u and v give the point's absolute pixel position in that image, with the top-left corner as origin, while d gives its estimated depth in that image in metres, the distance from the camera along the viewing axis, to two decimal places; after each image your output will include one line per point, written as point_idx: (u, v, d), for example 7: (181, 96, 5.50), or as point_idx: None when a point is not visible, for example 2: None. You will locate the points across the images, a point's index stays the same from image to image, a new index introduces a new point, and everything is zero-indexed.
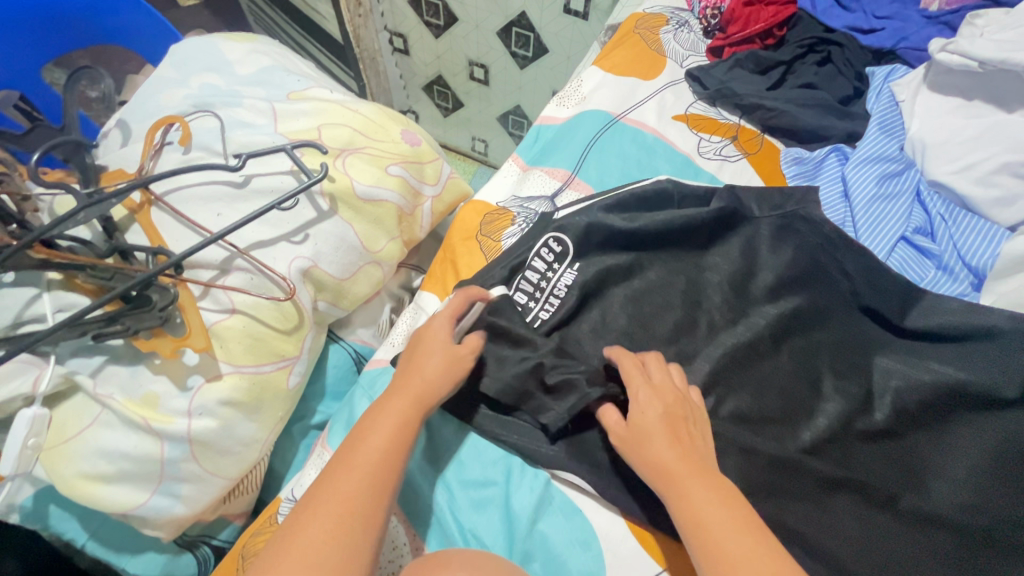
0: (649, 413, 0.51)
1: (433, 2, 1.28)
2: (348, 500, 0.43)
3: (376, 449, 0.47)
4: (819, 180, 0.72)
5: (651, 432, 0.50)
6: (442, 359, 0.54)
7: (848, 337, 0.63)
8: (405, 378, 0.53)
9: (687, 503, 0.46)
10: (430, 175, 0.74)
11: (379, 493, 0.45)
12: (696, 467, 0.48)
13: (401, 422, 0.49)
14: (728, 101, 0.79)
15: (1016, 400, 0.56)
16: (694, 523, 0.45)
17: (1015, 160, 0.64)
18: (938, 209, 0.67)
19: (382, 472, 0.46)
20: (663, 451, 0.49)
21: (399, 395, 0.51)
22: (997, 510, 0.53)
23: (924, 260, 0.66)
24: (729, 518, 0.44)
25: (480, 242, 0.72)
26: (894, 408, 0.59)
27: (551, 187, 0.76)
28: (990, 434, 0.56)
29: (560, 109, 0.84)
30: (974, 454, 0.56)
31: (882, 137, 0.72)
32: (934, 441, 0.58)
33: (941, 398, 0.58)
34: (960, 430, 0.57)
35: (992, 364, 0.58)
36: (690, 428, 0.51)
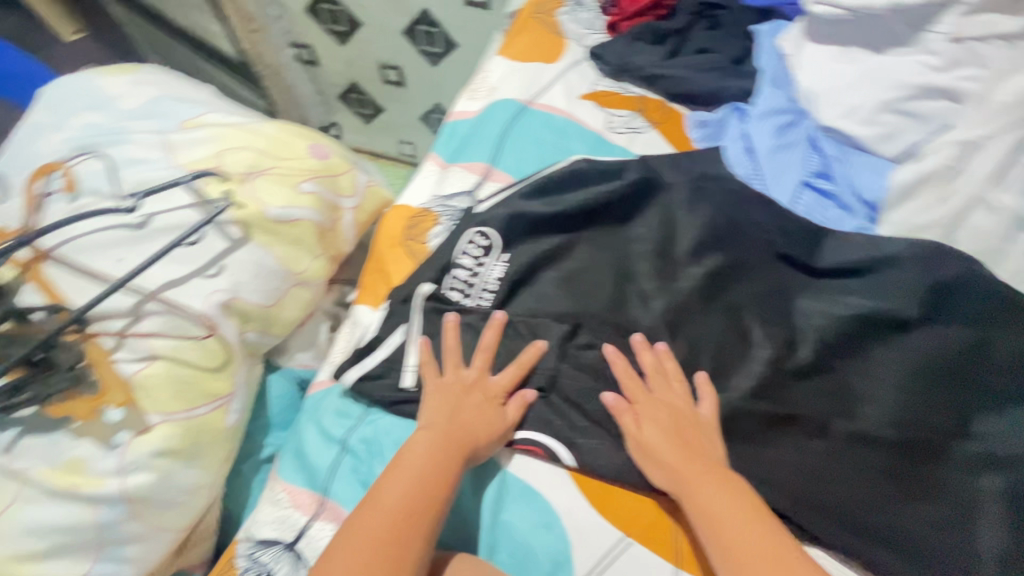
0: (657, 418, 0.57)
1: (333, 9, 1.26)
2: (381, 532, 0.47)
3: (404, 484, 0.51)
4: (723, 139, 0.75)
5: (657, 445, 0.55)
6: (485, 401, 0.58)
7: (771, 281, 0.67)
8: (437, 429, 0.55)
9: (698, 502, 0.51)
10: (346, 186, 0.73)
11: (412, 524, 0.48)
12: (706, 466, 0.53)
13: (435, 476, 0.52)
14: (631, 73, 0.80)
15: (919, 319, 0.61)
16: (703, 516, 0.51)
17: (892, 98, 0.68)
18: (832, 152, 0.72)
19: (415, 503, 0.50)
20: (674, 458, 0.54)
21: (432, 448, 0.53)
22: (915, 421, 0.59)
23: (825, 201, 0.70)
24: (740, 513, 0.50)
25: (408, 247, 0.72)
26: (816, 343, 0.63)
27: (470, 181, 0.75)
28: (904, 352, 0.61)
29: (471, 103, 0.84)
30: (894, 374, 0.61)
31: (774, 91, 0.75)
32: (858, 368, 0.62)
33: (857, 326, 0.62)
34: (877, 353, 0.62)
35: (893, 290, 0.62)
36: (699, 430, 0.57)
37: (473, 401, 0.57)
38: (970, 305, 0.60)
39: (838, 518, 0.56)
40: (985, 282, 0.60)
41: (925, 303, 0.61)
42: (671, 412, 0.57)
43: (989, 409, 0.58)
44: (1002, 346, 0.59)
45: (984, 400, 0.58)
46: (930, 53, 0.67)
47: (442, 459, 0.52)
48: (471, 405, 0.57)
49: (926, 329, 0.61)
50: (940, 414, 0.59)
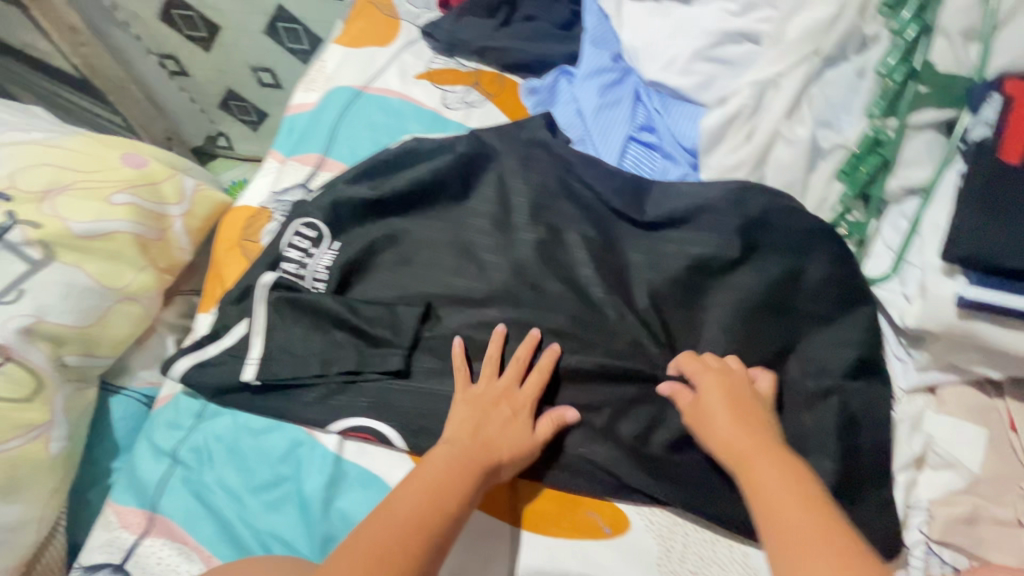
0: (714, 387, 0.55)
1: (187, 15, 1.21)
2: (388, 534, 0.45)
3: (420, 489, 0.49)
4: (554, 105, 0.76)
5: (713, 411, 0.54)
6: (511, 417, 0.56)
7: (601, 235, 0.67)
8: (462, 444, 0.53)
9: (750, 472, 0.49)
10: (170, 193, 0.70)
11: (426, 533, 0.46)
12: (765, 439, 0.51)
13: (453, 489, 0.50)
14: (462, 49, 0.80)
15: (740, 259, 0.63)
16: (751, 485, 0.48)
17: (701, 46, 0.70)
18: (654, 104, 0.73)
19: (429, 512, 0.47)
20: (727, 429, 0.52)
21: (455, 461, 0.52)
22: (739, 359, 0.62)
23: (652, 154, 0.72)
24: (794, 489, 0.46)
25: (242, 248, 0.70)
26: (648, 297, 0.64)
27: (303, 173, 0.73)
28: (732, 294, 0.63)
29: (308, 94, 0.82)
30: (719, 317, 0.63)
31: (595, 51, 0.76)
32: (691, 316, 0.64)
33: (686, 275, 0.64)
34: (708, 298, 0.64)
35: (712, 233, 0.64)
36: (755, 405, 0.55)
37: (500, 418, 0.56)
38: (782, 238, 0.63)
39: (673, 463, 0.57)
40: (791, 215, 0.63)
41: (741, 242, 0.63)
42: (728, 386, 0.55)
43: (806, 337, 0.62)
44: (814, 275, 0.62)
45: (800, 330, 0.62)
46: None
47: (458, 474, 0.51)
48: (498, 420, 0.55)
49: (745, 268, 0.63)
50: (757, 346, 0.62)
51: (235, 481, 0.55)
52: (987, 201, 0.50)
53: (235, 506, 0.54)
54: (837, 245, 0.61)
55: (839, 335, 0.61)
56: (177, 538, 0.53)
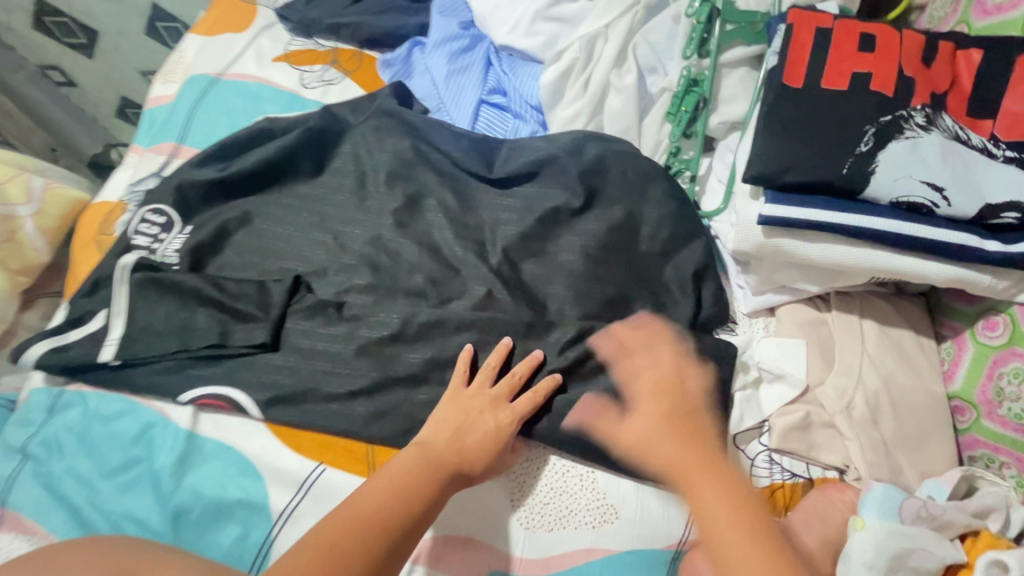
0: (636, 412, 0.52)
1: (60, 20, 1.18)
2: (358, 525, 0.44)
3: (391, 488, 0.48)
4: (410, 77, 0.77)
5: (656, 424, 0.50)
6: (491, 417, 0.54)
7: (456, 189, 0.68)
8: (434, 445, 0.52)
9: (695, 494, 0.45)
10: (16, 194, 0.69)
11: (388, 533, 0.45)
12: (707, 456, 0.48)
13: (422, 490, 0.49)
14: (317, 28, 0.80)
15: (585, 206, 0.65)
16: (699, 508, 0.45)
17: (540, 7, 0.72)
18: (503, 67, 0.75)
19: (395, 512, 0.46)
20: (671, 444, 0.49)
21: (424, 462, 0.50)
22: (592, 300, 0.62)
23: (504, 115, 0.73)
24: (741, 518, 0.43)
25: (97, 242, 0.69)
26: (502, 248, 0.64)
27: (159, 162, 0.73)
28: (581, 240, 0.64)
29: (167, 86, 0.82)
30: (568, 262, 0.63)
31: (440, 20, 0.77)
32: (546, 266, 0.64)
33: (538, 224, 0.65)
34: (560, 246, 0.64)
35: (557, 184, 0.66)
36: (703, 426, 0.51)
37: (484, 423, 0.54)
38: (619, 181, 0.65)
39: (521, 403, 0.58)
40: (629, 156, 0.65)
41: (581, 189, 0.65)
42: (654, 401, 0.53)
43: (655, 274, 0.64)
44: (652, 215, 0.64)
45: (648, 267, 0.64)
46: None
47: (428, 473, 0.50)
48: (479, 425, 0.54)
49: (589, 214, 0.65)
50: (606, 286, 0.62)
51: (84, 469, 0.55)
52: (774, 125, 0.53)
53: (85, 493, 0.54)
54: (671, 183, 0.64)
55: (681, 269, 0.63)
56: (26, 531, 0.53)
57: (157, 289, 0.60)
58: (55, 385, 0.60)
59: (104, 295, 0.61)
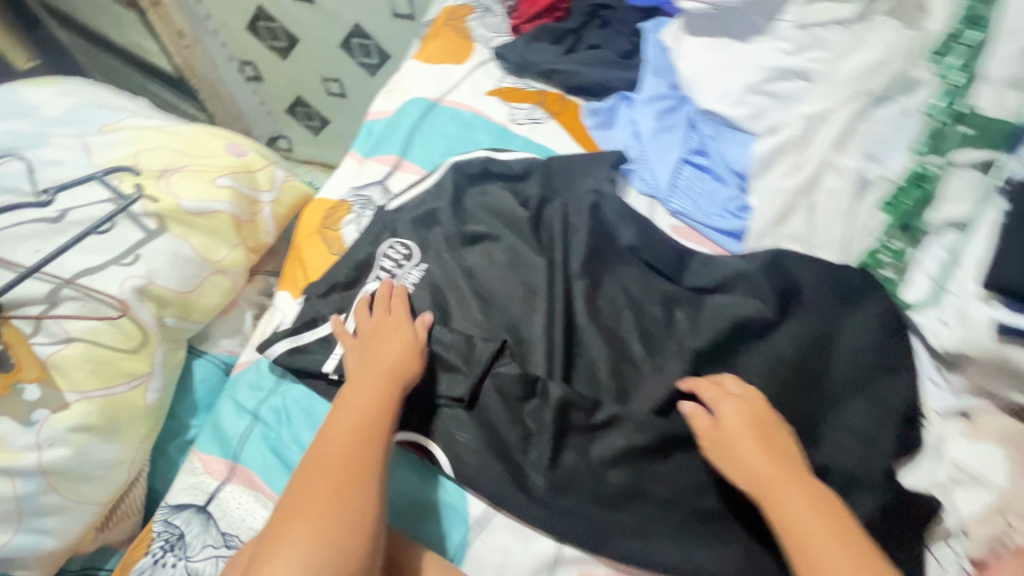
0: (733, 423, 0.56)
1: (270, 26, 1.32)
2: (335, 462, 0.51)
3: (353, 412, 0.55)
4: (614, 127, 0.82)
5: (737, 440, 0.56)
6: (399, 347, 0.61)
7: (646, 283, 0.70)
8: (362, 375, 0.59)
9: (781, 507, 0.51)
10: (263, 181, 0.78)
11: (362, 457, 0.51)
12: (793, 475, 0.52)
13: (377, 420, 0.55)
14: (530, 71, 0.87)
15: (777, 320, 0.66)
16: (786, 524, 0.50)
17: (754, 81, 0.75)
18: (708, 131, 0.79)
19: (360, 438, 0.53)
20: (755, 459, 0.54)
21: (374, 395, 0.56)
22: (776, 421, 0.62)
23: (703, 176, 0.77)
24: (826, 523, 0.49)
25: (323, 235, 0.77)
26: (689, 355, 0.65)
27: (381, 172, 0.81)
28: (769, 357, 0.65)
29: (386, 103, 0.90)
30: (754, 380, 0.64)
31: (655, 81, 0.83)
32: (734, 380, 0.65)
33: (727, 337, 0.66)
34: (744, 357, 0.66)
35: (754, 296, 0.67)
36: (778, 428, 0.57)
37: (397, 351, 0.61)
38: (819, 295, 0.66)
39: (709, 520, 0.57)
40: (824, 266, 0.67)
41: (776, 299, 0.66)
42: (749, 411, 0.57)
43: (845, 403, 0.62)
44: (849, 342, 0.63)
45: (837, 399, 0.62)
46: (782, 38, 0.74)
47: (385, 403, 0.56)
48: (386, 336, 0.62)
49: (779, 333, 0.65)
50: (792, 410, 0.62)
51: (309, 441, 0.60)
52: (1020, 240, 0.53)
53: None
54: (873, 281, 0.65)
55: (879, 402, 0.60)
56: (254, 487, 0.59)
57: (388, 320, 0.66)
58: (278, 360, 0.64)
59: (343, 296, 0.69)
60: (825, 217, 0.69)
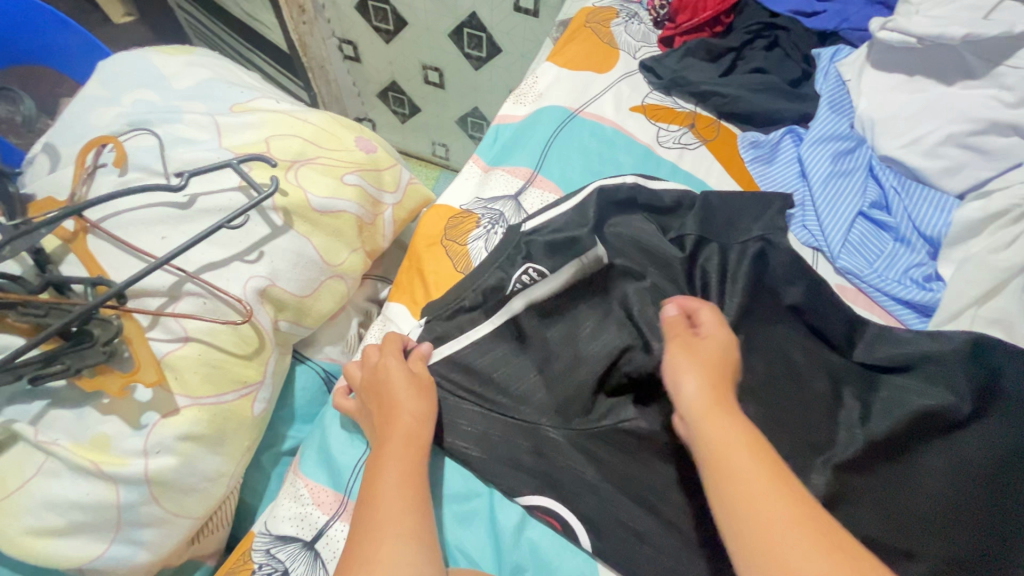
0: (706, 347, 0.49)
1: (381, 7, 1.25)
2: (392, 512, 0.44)
3: (396, 461, 0.48)
4: (776, 164, 0.73)
5: (686, 375, 0.47)
6: (413, 389, 0.54)
7: (808, 350, 0.62)
8: (389, 424, 0.51)
9: (714, 447, 0.41)
10: (389, 182, 0.72)
11: (417, 509, 0.45)
12: (733, 418, 0.43)
13: (412, 466, 0.48)
14: (683, 90, 0.79)
15: (970, 417, 0.56)
16: (713, 462, 0.40)
17: (958, 131, 0.65)
18: (891, 182, 0.69)
19: (409, 487, 0.46)
20: (698, 395, 0.45)
21: (404, 442, 0.50)
22: (968, 541, 0.51)
23: (881, 234, 0.68)
24: (768, 479, 0.38)
25: (446, 247, 0.70)
26: (862, 442, 0.57)
27: (513, 185, 0.74)
28: (954, 460, 0.55)
29: (517, 107, 0.83)
30: (941, 486, 0.54)
31: (833, 116, 0.73)
32: (907, 480, 0.55)
33: (905, 429, 0.56)
34: (923, 454, 0.56)
35: (942, 386, 0.57)
36: (728, 387, 0.47)
37: (406, 387, 0.54)
38: None
39: None
40: None
41: (973, 396, 0.56)
42: (707, 359, 0.49)
43: None
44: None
45: None
46: (1003, 87, 0.64)
47: (416, 452, 0.50)
48: (397, 378, 0.54)
49: (972, 435, 0.55)
50: (987, 531, 0.52)
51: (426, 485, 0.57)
52: None
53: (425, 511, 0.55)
54: None
55: None
56: None
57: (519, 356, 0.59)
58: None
59: (469, 321, 0.63)
60: None
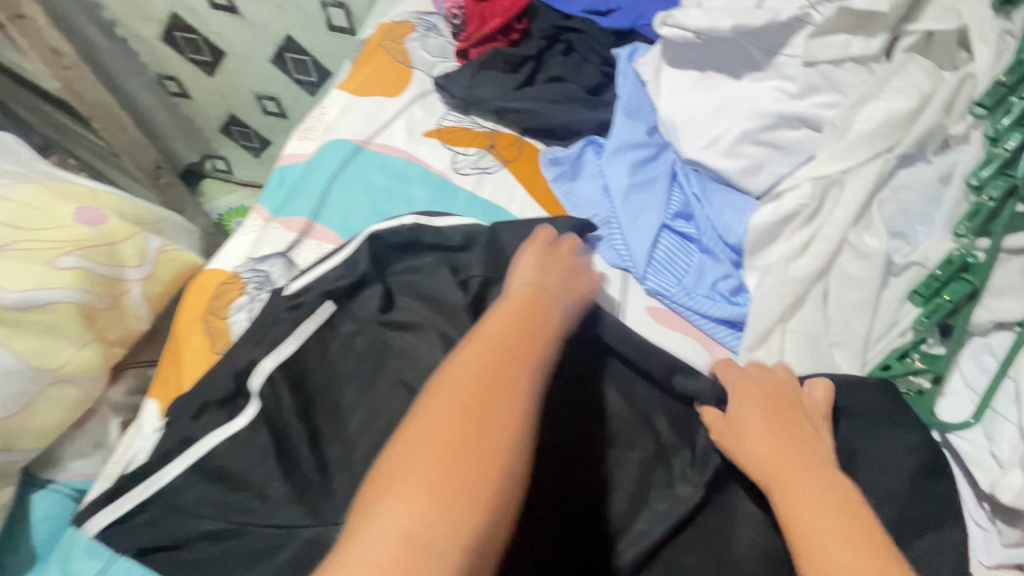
0: (746, 408, 0.46)
1: (190, 37, 1.13)
2: (475, 374, 0.35)
3: (504, 326, 0.40)
4: (579, 180, 0.67)
5: (749, 426, 0.44)
6: (566, 264, 0.50)
7: (602, 385, 0.53)
8: (542, 290, 0.46)
9: (787, 497, 0.39)
10: (128, 254, 0.61)
11: (526, 377, 0.37)
12: (806, 459, 0.41)
13: (521, 326, 0.40)
14: (479, 107, 0.71)
15: None
16: (785, 512, 0.38)
17: (752, 127, 0.60)
18: (693, 188, 0.63)
19: (522, 350, 0.38)
20: (762, 444, 0.43)
21: (532, 305, 0.43)
22: None
23: (688, 246, 0.63)
24: (836, 515, 0.36)
25: (206, 323, 0.60)
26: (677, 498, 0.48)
27: (286, 239, 0.65)
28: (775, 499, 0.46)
29: (303, 144, 0.74)
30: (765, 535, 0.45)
31: (628, 123, 0.67)
32: (729, 532, 0.46)
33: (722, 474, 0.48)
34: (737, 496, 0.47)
35: None
36: (803, 424, 0.44)
37: (563, 266, 0.50)
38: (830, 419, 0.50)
39: None
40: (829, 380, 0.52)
41: None
42: (768, 398, 0.46)
43: None
44: (867, 481, 0.47)
45: None
46: (787, 78, 0.60)
47: (534, 310, 0.42)
48: (563, 267, 0.50)
49: None
50: None
51: None
52: None
53: None
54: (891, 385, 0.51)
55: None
56: None
57: (274, 453, 0.49)
58: (106, 523, 0.48)
59: (220, 417, 0.52)
60: (844, 309, 0.54)
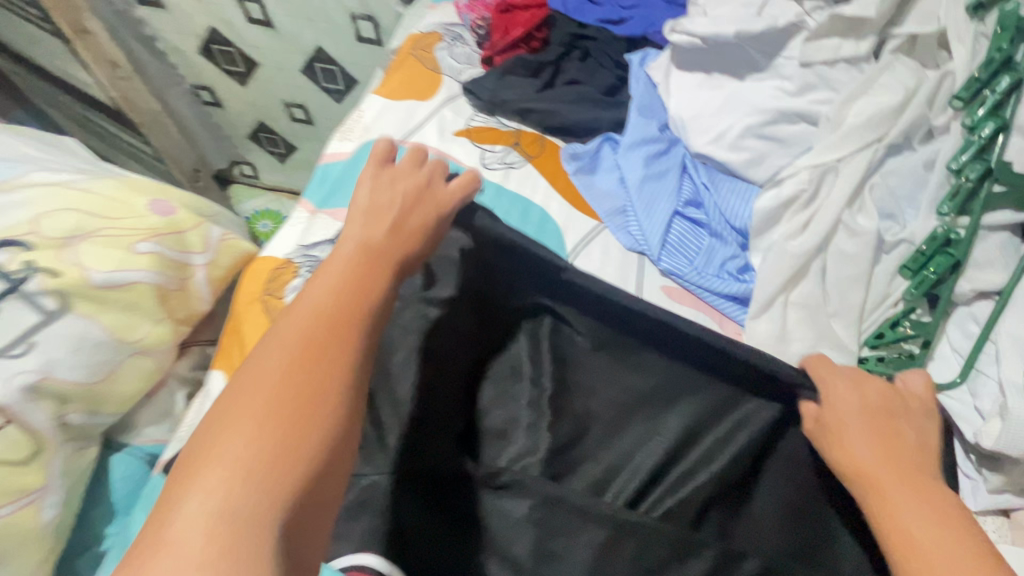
0: (844, 406, 0.46)
1: (225, 50, 1.21)
2: (296, 339, 0.36)
3: (332, 276, 0.40)
4: (598, 173, 0.74)
5: (846, 424, 0.45)
6: (411, 192, 0.47)
7: (622, 365, 0.57)
8: (372, 234, 0.43)
9: (883, 501, 0.39)
10: (194, 242, 0.68)
11: (350, 328, 0.37)
12: (904, 464, 0.41)
13: (358, 278, 0.40)
14: (503, 109, 0.78)
15: None
16: (881, 515, 0.39)
17: (755, 123, 0.66)
18: (702, 179, 0.70)
19: (348, 300, 0.39)
20: (857, 446, 0.43)
21: (370, 250, 0.42)
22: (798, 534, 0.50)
23: (698, 231, 0.69)
24: (940, 522, 0.37)
25: (264, 303, 0.66)
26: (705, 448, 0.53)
27: (334, 229, 0.72)
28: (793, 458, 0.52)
29: (343, 144, 0.81)
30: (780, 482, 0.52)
31: (641, 121, 0.74)
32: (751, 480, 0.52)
33: (757, 434, 0.53)
34: (771, 456, 0.53)
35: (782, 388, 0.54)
36: (899, 425, 0.44)
37: (415, 203, 0.47)
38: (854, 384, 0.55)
39: None
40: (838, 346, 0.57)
41: None
42: (865, 399, 0.46)
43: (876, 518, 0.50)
44: None
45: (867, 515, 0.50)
46: (784, 77, 0.67)
47: (371, 258, 0.41)
48: (413, 203, 0.47)
49: None
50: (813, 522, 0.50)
51: None
52: None
53: None
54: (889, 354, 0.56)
55: None
56: None
57: None
58: None
59: None
60: (840, 283, 0.60)
